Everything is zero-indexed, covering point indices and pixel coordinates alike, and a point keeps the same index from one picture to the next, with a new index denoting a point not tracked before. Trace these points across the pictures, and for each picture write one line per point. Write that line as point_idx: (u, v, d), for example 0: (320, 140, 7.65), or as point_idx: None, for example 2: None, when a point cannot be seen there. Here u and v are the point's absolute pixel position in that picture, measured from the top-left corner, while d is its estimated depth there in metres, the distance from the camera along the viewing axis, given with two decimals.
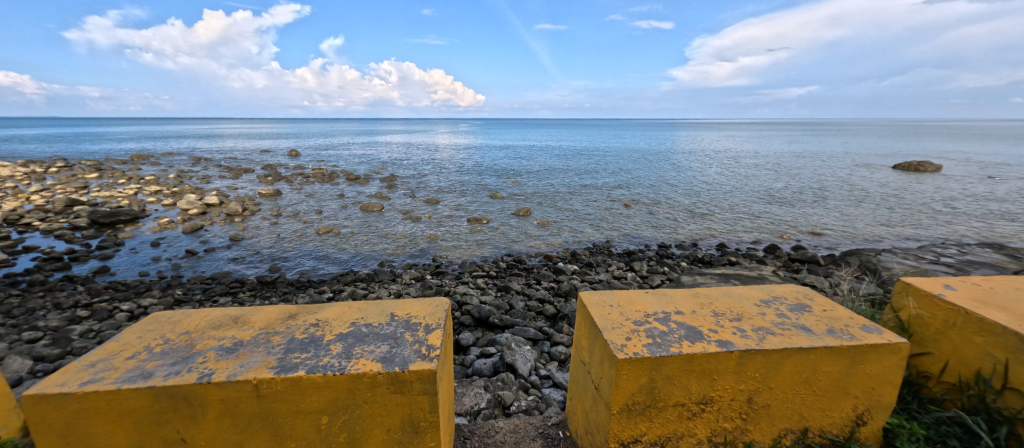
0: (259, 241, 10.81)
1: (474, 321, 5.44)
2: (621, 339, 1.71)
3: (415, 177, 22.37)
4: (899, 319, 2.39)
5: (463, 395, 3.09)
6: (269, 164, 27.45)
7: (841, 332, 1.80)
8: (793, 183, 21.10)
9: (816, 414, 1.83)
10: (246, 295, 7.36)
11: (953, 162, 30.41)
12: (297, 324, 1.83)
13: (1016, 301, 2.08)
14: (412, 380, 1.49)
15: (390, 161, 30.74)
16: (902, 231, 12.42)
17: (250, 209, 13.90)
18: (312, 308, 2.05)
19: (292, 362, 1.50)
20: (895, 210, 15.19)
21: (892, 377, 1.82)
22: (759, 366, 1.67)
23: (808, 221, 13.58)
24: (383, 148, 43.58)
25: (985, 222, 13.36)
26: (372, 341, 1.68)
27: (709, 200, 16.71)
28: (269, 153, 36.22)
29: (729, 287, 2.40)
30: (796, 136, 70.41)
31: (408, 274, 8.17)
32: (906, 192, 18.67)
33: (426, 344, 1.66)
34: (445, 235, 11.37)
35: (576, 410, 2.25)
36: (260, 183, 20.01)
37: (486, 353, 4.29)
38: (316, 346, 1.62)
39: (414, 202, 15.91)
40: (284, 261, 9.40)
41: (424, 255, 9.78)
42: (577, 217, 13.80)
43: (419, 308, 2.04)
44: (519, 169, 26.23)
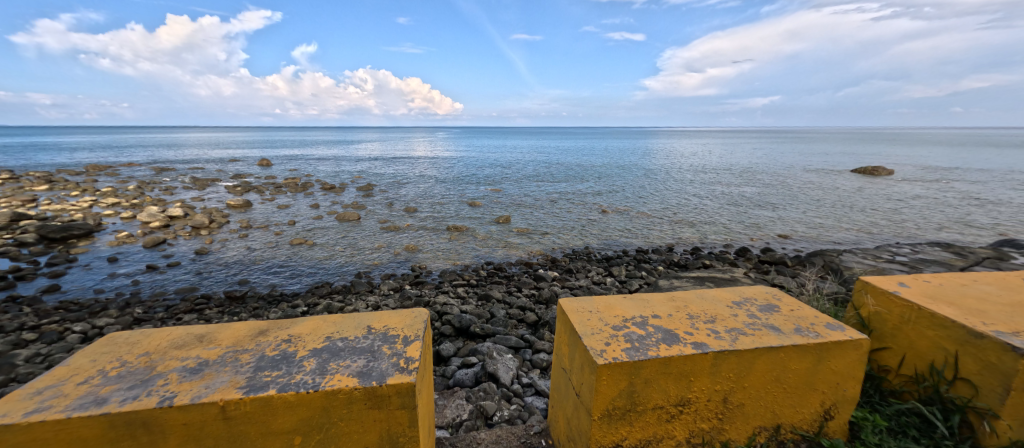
0: (228, 254, 10.37)
1: (455, 330, 5.35)
2: (601, 345, 1.72)
3: (393, 187, 22.10)
4: (860, 316, 2.49)
5: (444, 408, 3.01)
6: (239, 174, 26.52)
7: (807, 330, 1.88)
8: (759, 188, 22.16)
9: (787, 411, 1.90)
10: (214, 312, 6.99)
11: (905, 167, 32.66)
12: (268, 341, 1.75)
13: (963, 296, 2.24)
14: (391, 394, 1.45)
15: (366, 170, 30.43)
16: (859, 232, 13.21)
17: (218, 220, 13.31)
18: (286, 322, 1.98)
19: (262, 381, 1.43)
20: (857, 212, 16.09)
21: (856, 372, 1.90)
22: (733, 367, 1.71)
23: (776, 224, 14.22)
24: (359, 157, 43.10)
25: (936, 224, 14.30)
26: (348, 355, 1.63)
27: (683, 206, 17.24)
28: (238, 163, 34.81)
29: (703, 290, 2.45)
30: (759, 144, 73.97)
31: (386, 284, 8.01)
32: (866, 196, 19.81)
33: (405, 357, 1.62)
34: (423, 245, 11.23)
35: (558, 417, 2.24)
36: (230, 194, 19.24)
37: (468, 363, 4.21)
38: (288, 363, 1.55)
39: (390, 211, 15.73)
40: (254, 275, 9.02)
41: (402, 265, 9.60)
42: (557, 224, 13.97)
43: (397, 320, 1.99)
44: (497, 177, 26.58)
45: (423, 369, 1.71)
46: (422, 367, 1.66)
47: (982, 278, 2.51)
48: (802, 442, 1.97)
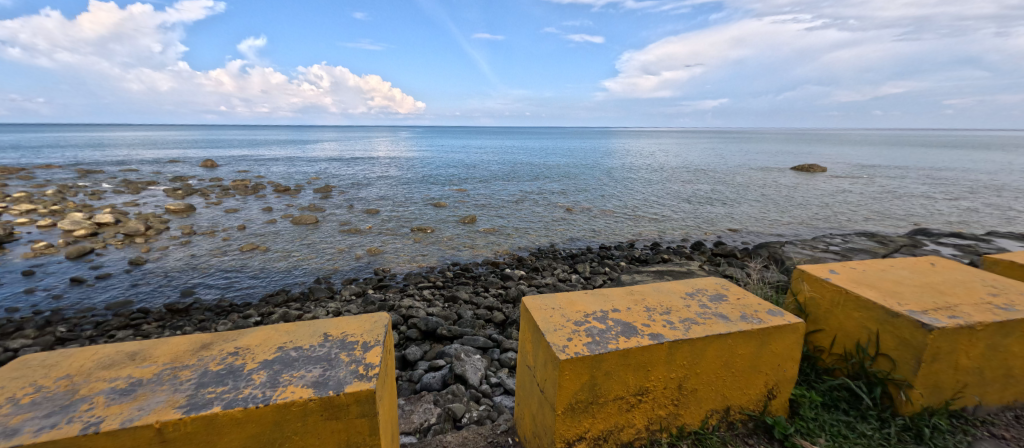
0: (169, 263, 9.55)
1: (421, 334, 5.25)
2: (563, 340, 1.76)
3: (354, 188, 21.32)
4: (797, 302, 2.71)
5: (411, 413, 2.94)
6: (179, 176, 24.44)
7: (752, 317, 2.02)
8: (712, 186, 23.53)
9: (736, 393, 2.03)
10: (153, 327, 6.42)
11: (836, 165, 35.99)
12: (212, 354, 1.63)
13: (881, 280, 2.50)
14: (349, 403, 1.39)
15: (325, 171, 29.13)
16: (799, 224, 14.39)
17: (156, 227, 12.21)
18: (233, 333, 1.86)
19: (205, 398, 1.32)
20: (797, 207, 17.51)
21: (794, 354, 2.07)
22: (686, 355, 1.81)
23: (727, 219, 15.16)
24: (317, 158, 41.18)
25: (863, 216, 15.87)
26: (302, 365, 1.55)
27: (643, 203, 17.95)
28: (180, 164, 32.12)
29: (659, 283, 2.57)
30: (710, 143, 78.64)
31: (348, 289, 7.70)
32: (804, 191, 21.62)
33: (364, 363, 1.57)
34: (387, 247, 10.92)
35: (523, 415, 2.26)
36: (169, 198, 17.72)
37: (435, 366, 4.15)
38: (235, 377, 1.45)
39: (350, 213, 15.16)
40: (200, 284, 8.37)
41: (365, 269, 9.29)
42: (522, 223, 14.09)
43: (356, 326, 1.92)
44: (463, 177, 26.40)
45: (384, 374, 1.68)
46: (382, 374, 1.62)
47: (897, 263, 2.81)
48: (749, 421, 2.11)
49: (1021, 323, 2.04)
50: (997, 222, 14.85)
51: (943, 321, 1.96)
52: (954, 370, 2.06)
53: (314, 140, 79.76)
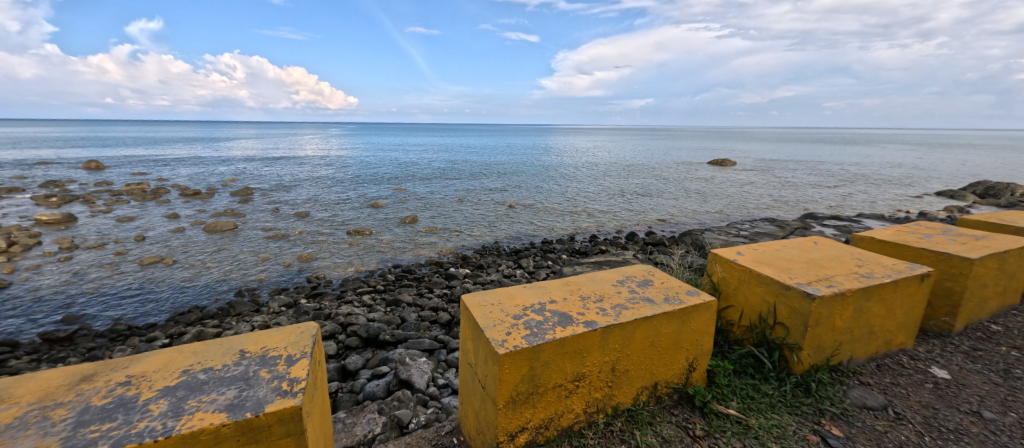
0: (41, 285, 8.02)
1: (362, 341, 5.03)
2: (502, 335, 1.78)
3: (280, 190, 19.60)
4: (712, 282, 3.03)
5: (354, 425, 2.79)
6: (51, 181, 20.50)
7: (674, 298, 2.21)
8: (642, 180, 25.35)
9: (663, 370, 2.20)
10: (21, 362, 5.35)
11: (745, 159, 40.73)
12: (96, 388, 1.40)
13: (776, 258, 2.88)
14: (270, 423, 1.29)
15: (245, 172, 26.38)
16: (716, 212, 16.10)
17: (21, 243, 10.17)
18: (123, 361, 1.62)
19: (87, 438, 1.13)
20: (714, 197, 19.52)
21: (709, 329, 2.30)
22: (618, 338, 1.93)
23: (657, 210, 16.44)
24: (236, 157, 37.13)
25: (765, 203, 18.18)
26: (214, 388, 1.39)
27: (582, 198, 18.80)
28: (53, 167, 26.97)
29: (593, 273, 2.71)
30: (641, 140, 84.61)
31: (277, 301, 7.07)
32: (719, 183, 24.20)
33: (288, 378, 1.45)
34: (321, 253, 10.22)
35: (467, 413, 2.25)
36: (39, 207, 14.81)
37: (379, 374, 3.98)
38: (127, 410, 1.27)
39: (276, 217, 13.92)
40: (86, 308, 7.14)
41: (295, 278, 8.60)
42: (466, 221, 14.04)
43: (279, 339, 1.78)
44: (403, 176, 25.58)
45: (312, 387, 1.57)
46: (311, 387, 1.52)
47: (788, 243, 3.26)
48: (675, 394, 2.31)
49: (879, 288, 2.48)
50: (862, 205, 17.92)
51: (823, 290, 2.32)
52: (833, 331, 2.45)
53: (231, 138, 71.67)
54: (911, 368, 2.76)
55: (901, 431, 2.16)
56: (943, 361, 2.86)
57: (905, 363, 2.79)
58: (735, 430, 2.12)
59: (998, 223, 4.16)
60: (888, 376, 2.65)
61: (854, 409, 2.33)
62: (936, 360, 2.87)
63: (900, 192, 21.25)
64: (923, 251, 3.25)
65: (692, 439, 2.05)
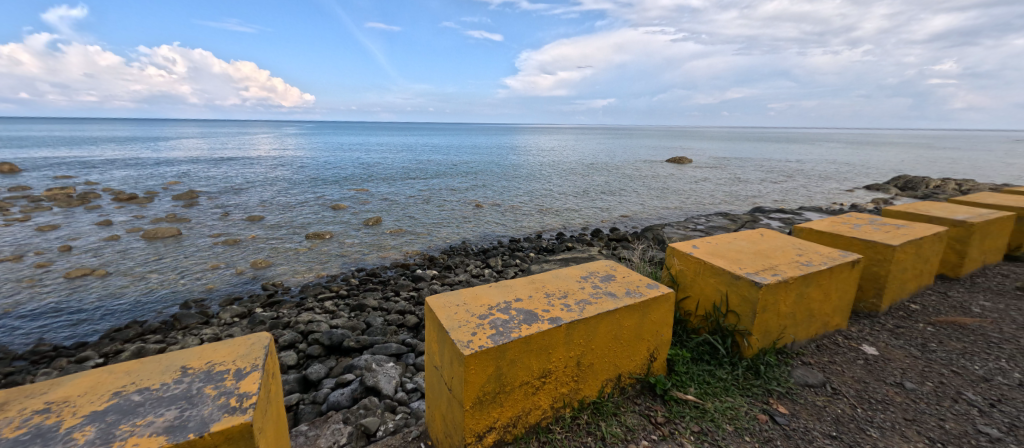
0: None
1: (325, 349, 4.85)
2: (467, 336, 1.77)
3: (231, 193, 18.37)
4: (670, 274, 3.17)
5: (317, 438, 2.68)
6: None
7: (635, 291, 2.30)
8: (606, 178, 26.10)
9: (626, 361, 2.28)
10: None
11: (701, 157, 43.03)
12: (8, 418, 1.25)
13: (728, 250, 3.06)
14: (217, 443, 1.20)
15: (189, 174, 24.47)
16: (674, 207, 16.93)
17: None
18: (41, 386, 1.45)
19: None
20: (673, 194, 20.47)
21: (668, 320, 2.40)
22: (582, 333, 1.98)
23: (620, 207, 17.01)
24: (180, 159, 34.34)
25: (719, 198, 19.30)
26: (150, 409, 1.29)
27: (548, 197, 19.08)
28: None
29: (558, 269, 2.75)
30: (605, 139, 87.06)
31: (229, 311, 6.64)
32: (678, 180, 25.42)
33: (237, 393, 1.37)
34: (277, 259, 9.70)
35: (434, 416, 2.22)
36: None
37: (343, 382, 3.84)
38: (45, 440, 1.14)
39: (225, 222, 13.04)
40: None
41: (250, 286, 8.11)
42: (432, 222, 13.85)
43: (226, 352, 1.67)
44: (366, 177, 24.78)
45: (265, 400, 1.50)
46: (263, 401, 1.44)
47: (739, 236, 3.47)
48: (637, 384, 2.40)
49: (817, 275, 2.70)
50: (803, 198, 19.49)
51: (768, 278, 2.50)
52: (777, 316, 2.64)
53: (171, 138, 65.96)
54: (846, 346, 3.03)
55: (837, 405, 2.37)
56: (871, 339, 3.17)
57: (840, 342, 3.07)
58: (693, 414, 2.24)
59: (913, 213, 4.67)
60: (826, 355, 2.89)
61: (798, 388, 2.52)
62: (866, 338, 3.17)
63: (834, 186, 23.32)
64: (854, 240, 3.58)
65: (654, 426, 2.14)
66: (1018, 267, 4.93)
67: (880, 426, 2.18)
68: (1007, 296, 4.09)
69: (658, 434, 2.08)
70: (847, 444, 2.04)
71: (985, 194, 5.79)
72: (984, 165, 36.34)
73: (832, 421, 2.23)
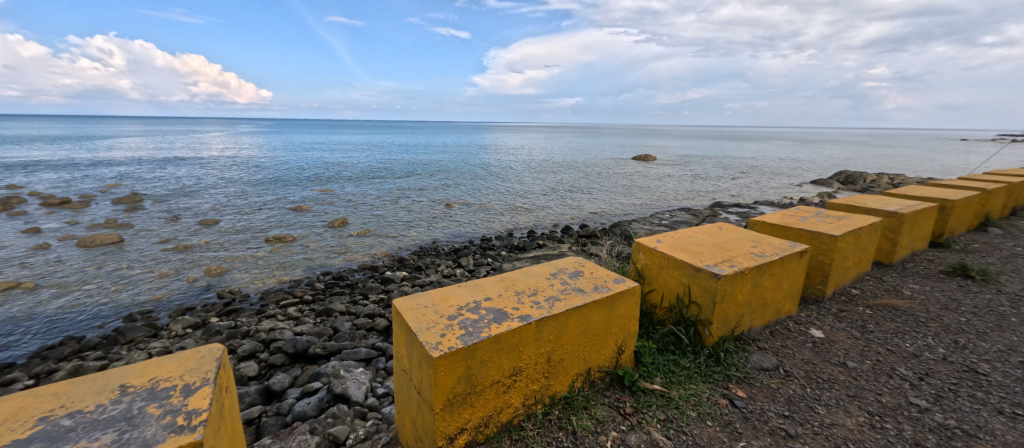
0: None
1: (289, 358, 4.63)
2: (436, 338, 1.75)
3: (181, 196, 17.14)
4: (636, 269, 3.27)
5: None
6: None
7: (602, 286, 2.36)
8: (576, 176, 26.57)
9: (595, 355, 2.33)
10: None
11: (666, 154, 44.69)
12: None
13: (689, 244, 3.20)
14: None
15: (132, 176, 22.57)
16: (640, 203, 17.51)
17: None
18: None
19: None
20: (640, 190, 21.14)
21: (634, 313, 2.48)
22: (552, 329, 2.01)
23: (589, 204, 17.36)
24: (120, 159, 31.60)
25: (682, 194, 20.14)
26: (84, 433, 1.18)
27: (519, 195, 19.17)
28: None
29: (527, 267, 2.77)
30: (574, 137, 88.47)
31: (181, 322, 6.20)
32: (644, 177, 26.28)
33: (184, 411, 1.29)
34: (235, 264, 9.16)
35: (404, 421, 2.18)
36: None
37: (309, 391, 3.69)
38: None
39: (175, 227, 12.16)
40: None
41: (204, 294, 7.61)
42: (401, 222, 13.57)
43: (172, 368, 1.57)
44: (331, 177, 23.87)
45: (216, 417, 1.41)
46: (215, 417, 1.36)
47: (699, 230, 3.64)
48: (606, 376, 2.46)
49: (769, 265, 2.88)
50: (758, 193, 20.71)
51: (726, 269, 2.64)
52: (735, 305, 2.80)
53: (110, 137, 60.61)
54: (796, 331, 3.25)
55: (789, 386, 2.54)
56: (818, 323, 3.41)
57: (791, 327, 3.28)
58: (660, 403, 2.33)
59: (854, 205, 5.06)
60: (779, 340, 3.09)
61: (755, 372, 2.68)
62: (814, 323, 3.42)
63: (785, 182, 24.95)
64: (802, 231, 3.83)
65: (623, 417, 2.21)
66: (941, 253, 5.48)
67: (826, 404, 2.36)
68: (932, 279, 4.53)
69: (627, 425, 2.15)
70: (798, 422, 2.19)
71: (912, 187, 6.39)
72: (912, 160, 40.08)
73: (785, 401, 2.38)
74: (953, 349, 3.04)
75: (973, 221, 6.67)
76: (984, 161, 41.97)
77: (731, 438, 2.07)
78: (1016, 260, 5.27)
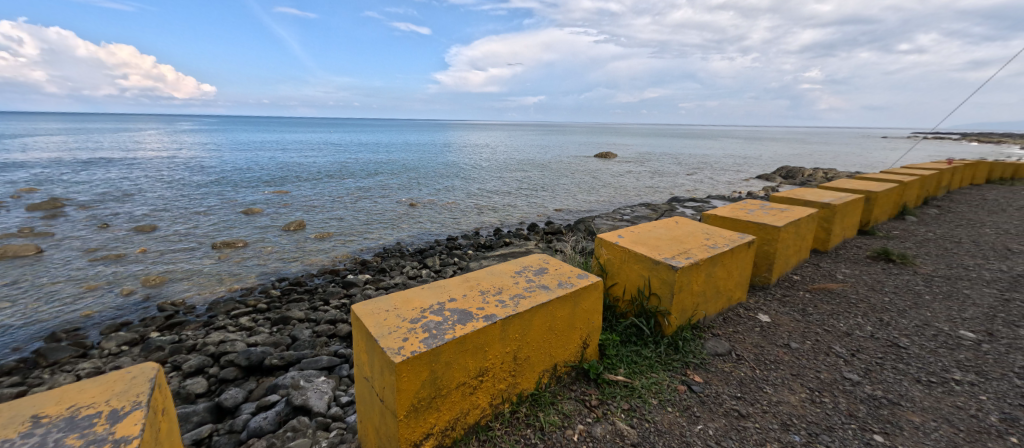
0: None
1: (243, 371, 4.36)
2: (398, 342, 1.71)
3: (112, 201, 15.59)
4: (599, 264, 3.37)
5: None
6: None
7: (566, 282, 2.41)
8: (541, 173, 26.92)
9: (560, 351, 2.38)
10: None
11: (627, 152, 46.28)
12: None
13: (648, 238, 3.34)
14: None
15: (50, 179, 20.19)
16: (603, 200, 18.03)
17: None
18: None
19: None
20: (602, 187, 21.77)
21: (597, 307, 2.55)
22: (517, 327, 2.03)
23: (554, 201, 17.65)
24: (36, 160, 28.19)
25: (642, 190, 20.98)
26: None
27: (485, 193, 19.11)
28: None
29: (492, 266, 2.77)
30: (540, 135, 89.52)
31: (115, 339, 5.65)
32: (606, 174, 27.08)
33: (111, 439, 1.18)
34: (177, 274, 8.46)
35: (368, 429, 2.11)
36: None
37: (266, 405, 3.49)
38: None
39: (104, 236, 11.05)
40: None
41: (143, 307, 6.98)
42: (363, 223, 13.14)
43: (96, 392, 1.43)
44: (285, 178, 22.63)
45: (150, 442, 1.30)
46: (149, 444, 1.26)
47: (657, 224, 3.80)
48: (572, 371, 2.52)
49: (721, 255, 3.05)
50: (711, 188, 21.96)
51: (682, 261, 2.78)
52: (691, 295, 2.95)
53: (27, 136, 54.00)
54: (746, 317, 3.48)
55: (741, 369, 2.72)
56: (765, 308, 3.68)
57: (742, 314, 3.51)
58: (623, 393, 2.41)
59: (794, 198, 5.49)
60: (731, 326, 3.30)
61: (710, 358, 2.85)
62: (762, 308, 3.68)
63: (735, 177, 26.66)
64: (749, 223, 4.11)
65: (589, 410, 2.27)
66: (868, 240, 6.07)
67: (773, 383, 2.55)
68: (861, 264, 5.01)
69: (593, 417, 2.21)
70: (749, 402, 2.35)
71: (842, 180, 7.02)
72: (842, 156, 44.08)
73: (737, 384, 2.55)
74: (878, 326, 3.38)
75: (893, 210, 7.44)
76: (900, 156, 46.97)
77: (689, 421, 2.19)
78: (929, 244, 5.94)
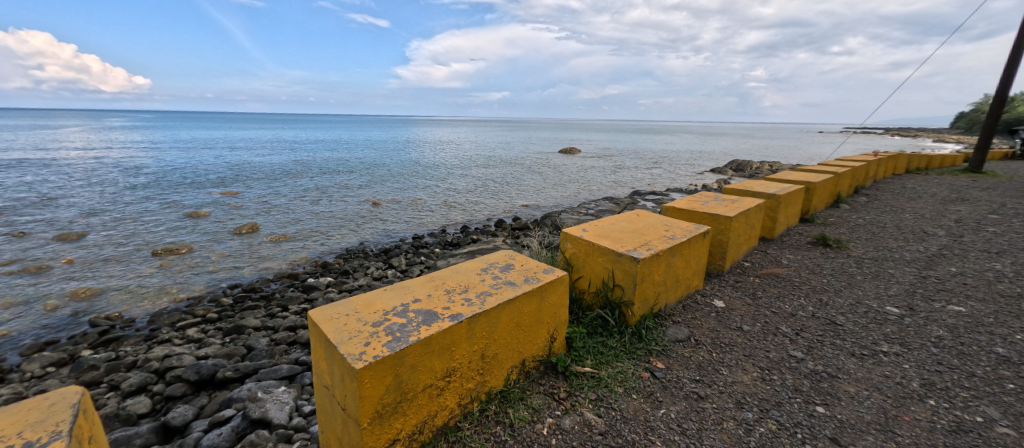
0: None
1: (193, 386, 4.08)
2: (360, 348, 1.65)
3: (30, 207, 13.93)
4: (565, 258, 3.43)
5: None
6: None
7: (532, 278, 2.43)
8: (508, 170, 26.96)
9: (528, 346, 2.40)
10: None
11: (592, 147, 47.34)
12: None
13: (612, 230, 3.44)
14: None
15: None
16: (569, 195, 18.34)
17: None
18: None
19: None
20: (568, 182, 22.14)
21: (564, 301, 2.60)
22: (483, 325, 2.03)
23: (521, 197, 17.73)
24: None
25: (606, 184, 21.56)
26: None
27: (451, 191, 18.87)
28: None
29: (459, 264, 2.74)
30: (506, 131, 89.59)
31: (38, 361, 5.09)
32: (572, 169, 27.59)
33: None
34: (112, 285, 7.73)
35: (330, 439, 2.04)
36: None
37: (220, 421, 3.28)
38: None
39: (21, 246, 9.86)
40: None
41: (72, 324, 6.32)
42: (323, 225, 12.58)
43: (5, 426, 1.27)
44: (235, 178, 21.19)
45: None
46: None
47: (620, 217, 3.92)
48: (540, 365, 2.55)
49: (679, 246, 3.21)
50: (670, 181, 22.93)
51: (643, 253, 2.89)
52: (652, 285, 3.07)
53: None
54: (703, 303, 3.68)
55: (699, 353, 2.88)
56: (720, 294, 3.90)
57: (699, 300, 3.71)
58: (590, 384, 2.48)
59: (744, 189, 5.85)
60: (689, 313, 3.48)
61: (670, 344, 2.99)
62: (717, 294, 3.90)
63: (692, 170, 28.00)
64: (704, 214, 4.33)
65: (557, 402, 2.32)
66: (808, 227, 6.59)
67: (728, 365, 2.72)
68: (803, 249, 5.44)
69: (562, 409, 2.26)
70: (706, 384, 2.50)
71: (785, 172, 7.56)
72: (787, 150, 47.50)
73: (695, 367, 2.70)
74: (819, 306, 3.69)
75: (829, 199, 8.12)
76: (835, 149, 51.28)
77: (652, 406, 2.29)
78: (859, 229, 6.54)
